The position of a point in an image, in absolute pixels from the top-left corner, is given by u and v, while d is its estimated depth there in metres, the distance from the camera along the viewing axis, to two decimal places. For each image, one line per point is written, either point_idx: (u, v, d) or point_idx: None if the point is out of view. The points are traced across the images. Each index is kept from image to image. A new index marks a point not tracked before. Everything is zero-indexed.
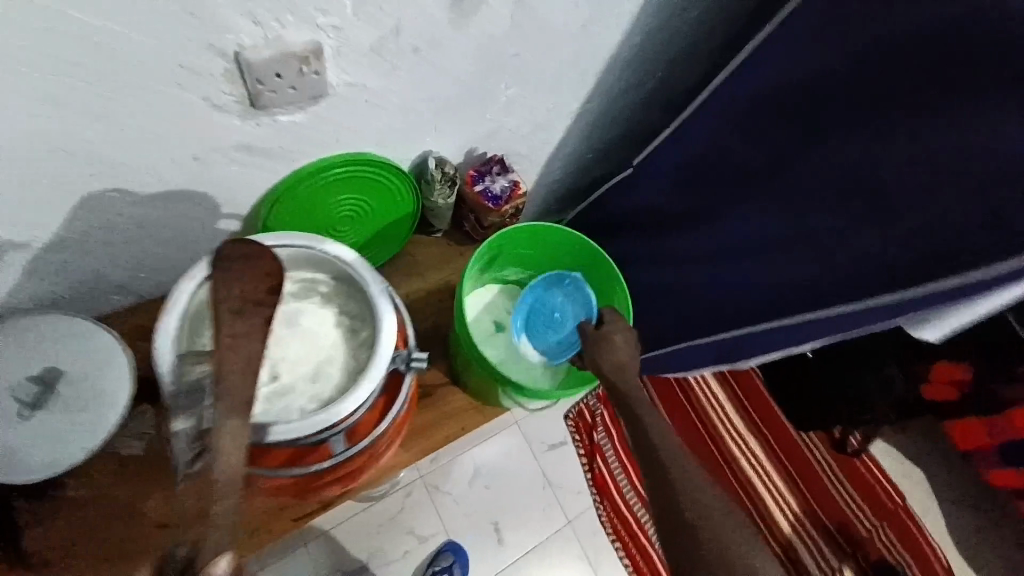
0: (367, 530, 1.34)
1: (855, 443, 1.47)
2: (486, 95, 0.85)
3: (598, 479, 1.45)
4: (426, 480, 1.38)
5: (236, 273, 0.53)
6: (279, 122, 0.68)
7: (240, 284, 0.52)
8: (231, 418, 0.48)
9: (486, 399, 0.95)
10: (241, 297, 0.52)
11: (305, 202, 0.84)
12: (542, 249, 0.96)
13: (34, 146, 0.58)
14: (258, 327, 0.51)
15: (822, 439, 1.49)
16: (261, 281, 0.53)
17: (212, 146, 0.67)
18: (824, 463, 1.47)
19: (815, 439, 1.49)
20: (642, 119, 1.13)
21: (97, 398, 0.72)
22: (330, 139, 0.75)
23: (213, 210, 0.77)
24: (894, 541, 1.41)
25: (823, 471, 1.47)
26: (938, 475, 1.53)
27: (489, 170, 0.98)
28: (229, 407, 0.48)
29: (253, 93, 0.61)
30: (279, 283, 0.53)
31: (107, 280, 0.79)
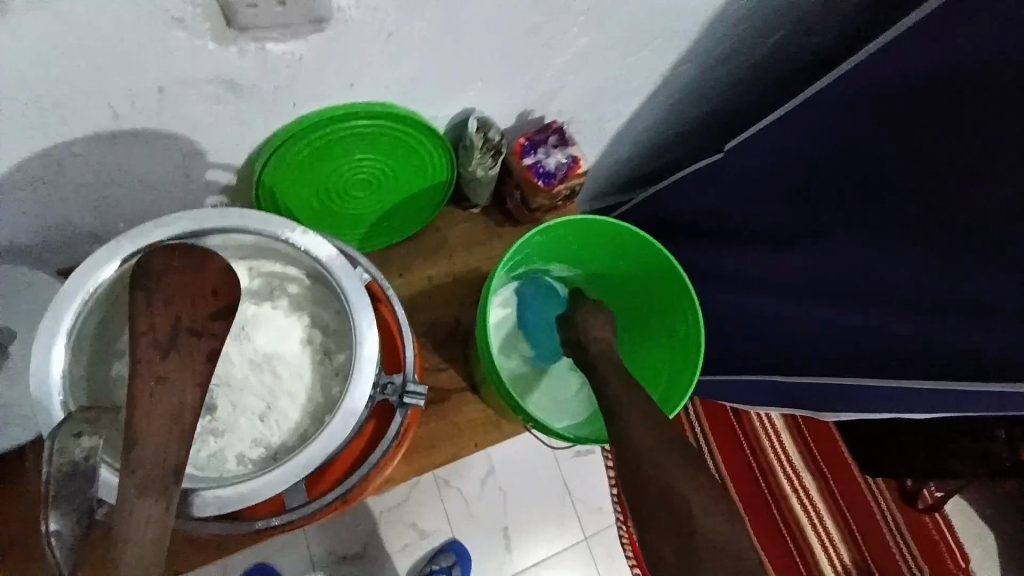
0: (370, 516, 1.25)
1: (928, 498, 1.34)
2: (549, 42, 0.65)
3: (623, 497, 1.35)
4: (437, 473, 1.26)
5: (165, 294, 0.45)
6: (269, 53, 0.51)
7: (172, 306, 0.45)
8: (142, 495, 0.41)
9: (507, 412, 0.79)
10: (175, 324, 0.44)
11: (311, 159, 0.67)
12: (599, 247, 0.76)
13: None
14: (195, 363, 0.45)
15: (890, 487, 1.33)
16: (203, 301, 0.46)
17: (184, 79, 0.51)
18: (886, 513, 1.31)
19: (881, 485, 1.33)
20: (740, 90, 0.90)
21: None
22: (340, 82, 0.58)
23: (196, 157, 0.62)
24: None
25: (883, 522, 1.31)
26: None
27: (542, 139, 0.79)
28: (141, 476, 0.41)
29: (227, 8, 0.45)
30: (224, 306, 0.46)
31: (76, 229, 0.66)
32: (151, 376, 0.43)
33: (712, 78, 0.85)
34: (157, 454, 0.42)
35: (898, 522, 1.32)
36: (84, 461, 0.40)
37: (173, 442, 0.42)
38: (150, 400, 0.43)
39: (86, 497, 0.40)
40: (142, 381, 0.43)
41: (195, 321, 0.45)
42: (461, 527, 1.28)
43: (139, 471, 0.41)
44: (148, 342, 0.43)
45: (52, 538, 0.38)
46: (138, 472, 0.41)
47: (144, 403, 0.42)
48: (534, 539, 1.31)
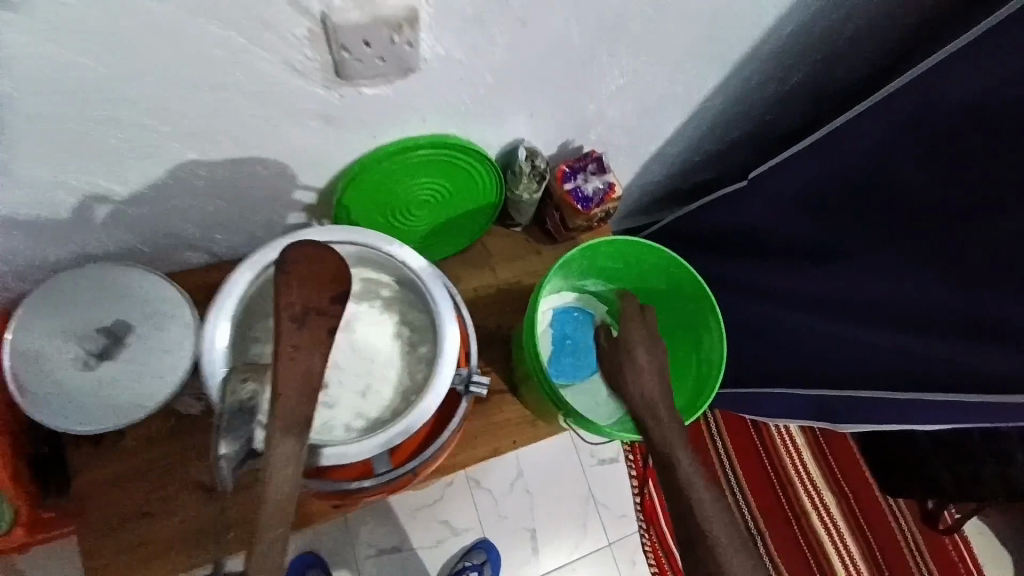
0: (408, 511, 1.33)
1: (949, 521, 1.37)
2: (594, 81, 0.74)
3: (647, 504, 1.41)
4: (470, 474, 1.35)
5: (296, 276, 0.51)
6: (363, 95, 0.61)
7: (304, 288, 0.51)
8: (285, 437, 0.48)
9: (543, 413, 0.88)
10: (304, 305, 0.50)
11: (381, 183, 0.77)
12: (634, 264, 0.84)
13: (119, 97, 0.53)
14: (323, 338, 0.50)
15: (909, 510, 1.36)
16: (325, 286, 0.51)
17: (296, 114, 0.62)
18: (907, 534, 1.34)
19: (902, 508, 1.36)
20: (763, 120, 0.97)
21: (169, 356, 0.73)
22: (416, 117, 0.68)
23: (289, 177, 0.73)
24: None
25: (903, 542, 1.34)
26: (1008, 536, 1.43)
27: (583, 166, 0.87)
28: (284, 425, 0.48)
29: (338, 61, 0.54)
30: (342, 292, 0.52)
31: (180, 236, 0.77)
32: (289, 343, 0.49)
33: (737, 109, 0.92)
34: (291, 409, 0.48)
35: (918, 543, 1.34)
36: (248, 401, 0.55)
37: (302, 401, 0.49)
38: (287, 364, 0.49)
39: (243, 431, 0.54)
40: (281, 348, 0.49)
41: (319, 303, 0.51)
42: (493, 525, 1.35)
43: (281, 422, 0.48)
44: (286, 318, 0.49)
45: (224, 458, 0.53)
46: (281, 420, 0.48)
47: (282, 366, 0.49)
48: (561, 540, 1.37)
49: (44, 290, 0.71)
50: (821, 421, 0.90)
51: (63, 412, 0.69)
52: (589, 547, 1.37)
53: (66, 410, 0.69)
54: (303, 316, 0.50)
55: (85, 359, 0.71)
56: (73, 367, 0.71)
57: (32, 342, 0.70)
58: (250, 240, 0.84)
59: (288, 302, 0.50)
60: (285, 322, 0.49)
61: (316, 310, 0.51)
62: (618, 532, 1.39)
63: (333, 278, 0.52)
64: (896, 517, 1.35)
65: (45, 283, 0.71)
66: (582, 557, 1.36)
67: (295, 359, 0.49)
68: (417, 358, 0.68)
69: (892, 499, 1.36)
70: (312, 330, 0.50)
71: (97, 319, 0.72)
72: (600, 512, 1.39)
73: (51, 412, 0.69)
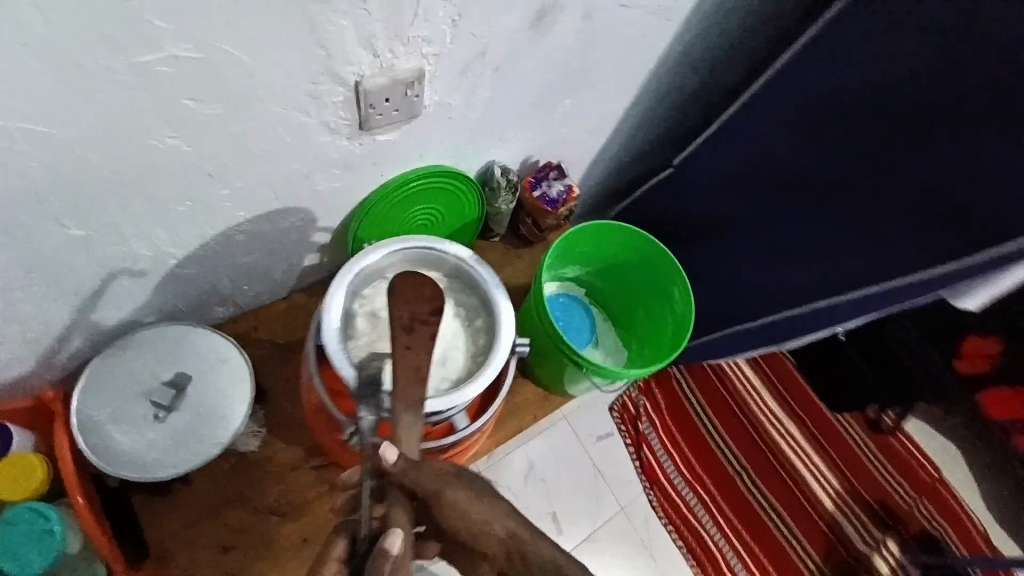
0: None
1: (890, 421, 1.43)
2: (546, 105, 0.91)
3: (649, 468, 1.29)
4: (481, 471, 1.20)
5: (403, 289, 0.52)
6: (378, 141, 0.76)
7: (410, 300, 0.52)
8: (409, 414, 0.52)
9: (556, 382, 1.06)
10: (411, 316, 0.51)
11: (387, 214, 0.91)
12: (606, 245, 1.02)
13: (180, 176, 0.62)
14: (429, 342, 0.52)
15: (857, 419, 1.42)
16: (427, 298, 0.52)
17: (322, 166, 0.75)
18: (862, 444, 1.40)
19: (850, 419, 1.42)
20: (684, 128, 1.18)
21: (233, 397, 0.82)
22: (413, 154, 0.83)
23: (312, 223, 0.85)
24: (932, 512, 1.36)
25: (861, 452, 1.39)
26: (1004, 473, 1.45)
27: (545, 175, 1.05)
28: (406, 405, 0.51)
29: (364, 117, 0.68)
30: (443, 305, 0.52)
31: (214, 291, 0.87)
32: (403, 345, 0.51)
33: (661, 120, 1.12)
34: (410, 397, 0.51)
35: (873, 451, 1.40)
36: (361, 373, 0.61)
37: (417, 391, 0.51)
38: (402, 361, 0.51)
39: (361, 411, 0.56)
40: (397, 348, 0.51)
41: (423, 313, 0.52)
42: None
43: (403, 404, 0.51)
44: (396, 325, 0.51)
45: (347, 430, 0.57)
46: (403, 406, 0.51)
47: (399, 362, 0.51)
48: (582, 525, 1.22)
49: (108, 355, 0.79)
50: (771, 346, 0.96)
51: (142, 463, 0.76)
52: (608, 523, 1.23)
53: (145, 461, 0.76)
54: (409, 324, 0.51)
55: (154, 413, 0.78)
56: (143, 422, 0.78)
57: (102, 408, 0.77)
58: (271, 285, 0.94)
59: (399, 312, 0.51)
60: (396, 330, 0.51)
61: (420, 321, 0.52)
62: (629, 496, 1.26)
63: (436, 294, 0.53)
64: (850, 430, 1.41)
65: (108, 349, 0.79)
66: (603, 533, 1.23)
67: (409, 358, 0.51)
68: (474, 329, 0.78)
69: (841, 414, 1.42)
70: (419, 336, 0.51)
71: (159, 375, 0.80)
72: (609, 484, 1.26)
73: (132, 466, 0.76)
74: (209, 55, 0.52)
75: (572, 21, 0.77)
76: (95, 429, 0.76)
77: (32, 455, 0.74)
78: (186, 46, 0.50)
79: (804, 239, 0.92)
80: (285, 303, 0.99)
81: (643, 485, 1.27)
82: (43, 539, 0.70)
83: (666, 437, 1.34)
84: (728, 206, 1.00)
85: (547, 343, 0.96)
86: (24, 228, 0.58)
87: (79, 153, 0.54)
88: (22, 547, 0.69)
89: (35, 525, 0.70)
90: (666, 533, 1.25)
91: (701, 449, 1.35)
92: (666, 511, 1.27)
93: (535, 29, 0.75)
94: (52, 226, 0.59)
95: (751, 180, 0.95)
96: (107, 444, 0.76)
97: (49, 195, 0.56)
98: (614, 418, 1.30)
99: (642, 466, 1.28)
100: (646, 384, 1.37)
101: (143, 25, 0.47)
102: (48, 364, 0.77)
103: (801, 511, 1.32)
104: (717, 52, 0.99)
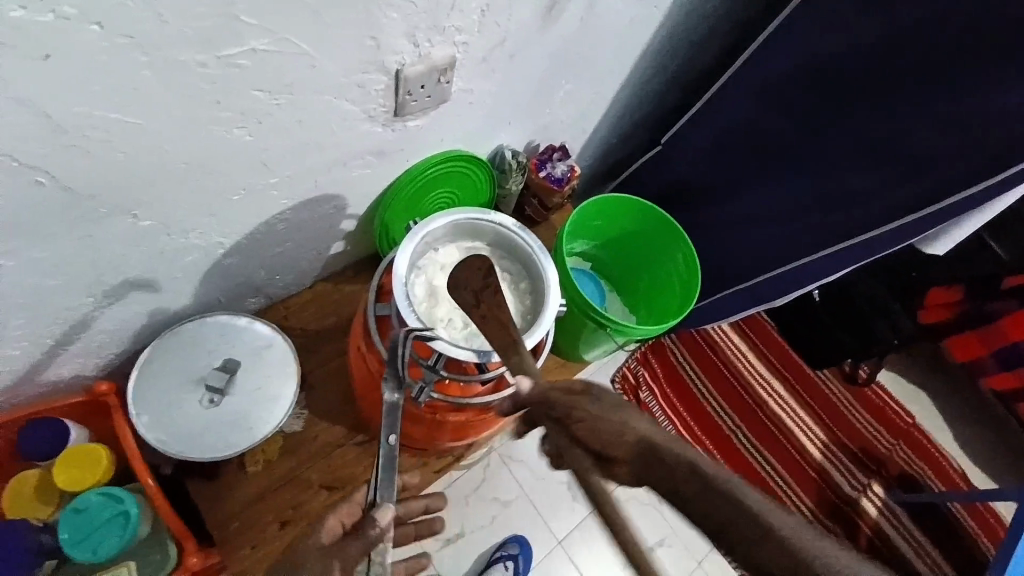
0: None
1: (864, 373, 1.49)
2: (551, 92, 0.97)
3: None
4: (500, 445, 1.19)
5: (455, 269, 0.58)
6: (408, 127, 0.82)
7: (464, 273, 0.58)
8: (513, 356, 0.54)
9: (575, 350, 1.13)
10: (472, 287, 0.57)
11: (410, 200, 0.96)
12: (616, 219, 1.11)
13: (235, 165, 0.68)
14: (499, 300, 0.56)
15: (834, 375, 1.49)
16: (477, 268, 0.57)
17: (356, 153, 0.80)
18: (840, 397, 1.47)
19: (828, 375, 1.49)
20: (675, 109, 1.25)
21: (281, 376, 0.89)
22: (435, 140, 0.88)
23: (343, 211, 0.90)
24: (910, 454, 1.44)
25: (840, 403, 1.47)
26: (981, 420, 1.56)
27: (548, 157, 1.11)
28: (505, 350, 0.54)
29: (401, 103, 0.76)
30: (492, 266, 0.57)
31: (251, 282, 0.90)
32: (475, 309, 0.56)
33: (654, 103, 1.19)
34: (505, 346, 0.54)
35: (850, 401, 1.48)
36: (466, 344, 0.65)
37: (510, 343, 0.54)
38: (484, 324, 0.56)
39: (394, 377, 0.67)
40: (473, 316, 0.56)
41: (479, 280, 0.56)
42: (534, 496, 1.18)
43: (501, 351, 0.54)
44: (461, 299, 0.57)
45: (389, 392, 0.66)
46: (506, 354, 0.54)
47: (485, 325, 0.55)
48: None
49: (159, 346, 0.85)
50: (760, 305, 1.11)
51: (202, 444, 0.82)
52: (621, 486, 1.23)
53: (205, 441, 0.82)
54: (476, 290, 0.56)
55: (209, 398, 0.85)
56: (199, 407, 0.84)
57: (161, 397, 0.83)
58: (302, 275, 0.98)
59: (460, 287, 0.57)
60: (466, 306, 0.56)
61: (484, 287, 0.56)
62: None
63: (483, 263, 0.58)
64: (833, 386, 1.48)
65: (159, 340, 0.85)
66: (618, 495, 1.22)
67: (489, 320, 0.55)
68: (520, 291, 0.86)
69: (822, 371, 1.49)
70: (488, 301, 0.56)
71: (210, 362, 0.86)
72: None
73: (192, 447, 0.82)
74: (281, 48, 0.59)
75: (577, 9, 0.83)
76: (155, 415, 0.82)
77: (96, 444, 0.80)
78: (264, 41, 0.58)
79: (787, 199, 1.02)
80: (313, 292, 1.03)
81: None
82: (117, 516, 0.76)
83: (665, 402, 1.39)
84: (715, 173, 1.11)
85: (572, 310, 1.04)
86: (102, 219, 0.63)
87: (160, 143, 0.60)
88: (96, 528, 0.75)
89: (110, 507, 0.76)
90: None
91: (699, 411, 1.40)
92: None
93: (547, 19, 0.81)
94: (124, 217, 0.65)
95: (738, 149, 1.06)
96: (166, 428, 0.82)
97: (128, 185, 0.62)
98: (617, 389, 1.33)
99: None
100: (644, 355, 1.41)
101: (229, 22, 0.54)
102: (98, 353, 0.81)
103: (794, 463, 1.39)
104: (701, 37, 1.07)
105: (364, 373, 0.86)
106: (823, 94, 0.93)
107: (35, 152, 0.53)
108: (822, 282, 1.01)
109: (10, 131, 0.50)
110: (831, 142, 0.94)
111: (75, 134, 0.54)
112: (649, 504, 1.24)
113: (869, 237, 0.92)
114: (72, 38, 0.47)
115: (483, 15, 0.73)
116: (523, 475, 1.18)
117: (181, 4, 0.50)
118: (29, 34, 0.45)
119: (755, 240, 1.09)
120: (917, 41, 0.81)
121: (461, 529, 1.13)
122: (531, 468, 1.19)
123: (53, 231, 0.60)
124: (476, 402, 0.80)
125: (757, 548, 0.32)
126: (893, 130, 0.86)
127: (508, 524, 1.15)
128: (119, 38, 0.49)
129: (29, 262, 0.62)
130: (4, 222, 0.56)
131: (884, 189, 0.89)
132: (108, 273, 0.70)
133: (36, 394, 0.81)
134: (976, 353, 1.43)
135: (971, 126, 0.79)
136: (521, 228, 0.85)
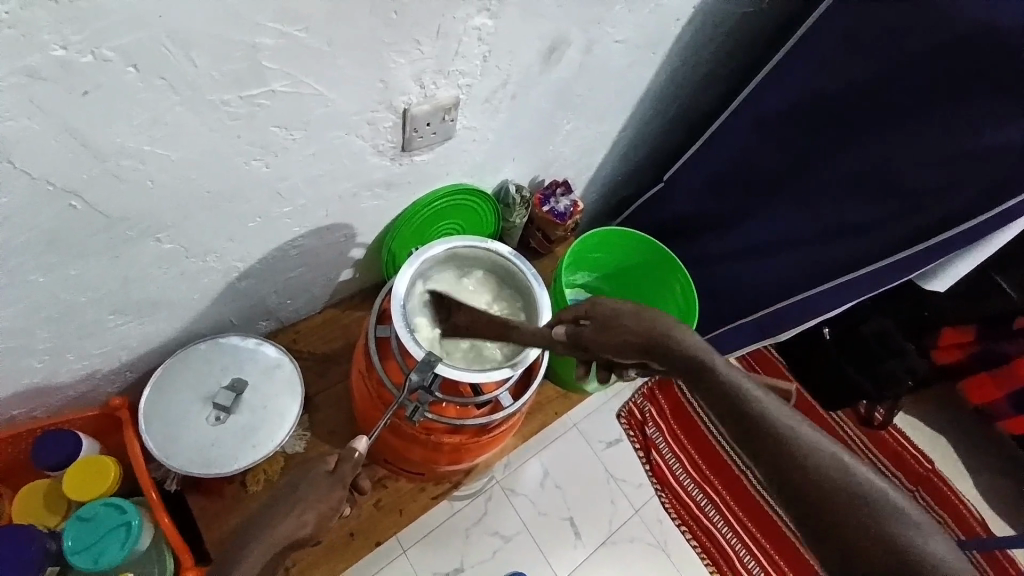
0: (431, 541, 1.11)
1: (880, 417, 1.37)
2: (553, 128, 1.01)
3: (658, 471, 1.27)
4: (503, 478, 1.18)
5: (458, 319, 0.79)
6: (415, 161, 0.87)
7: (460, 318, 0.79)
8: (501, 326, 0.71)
9: (574, 379, 1.16)
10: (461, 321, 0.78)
11: (417, 229, 1.01)
12: (617, 252, 1.16)
13: (255, 193, 0.74)
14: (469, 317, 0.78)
15: (848, 417, 1.43)
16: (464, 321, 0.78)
17: (365, 184, 0.85)
18: (854, 441, 1.41)
19: (842, 417, 1.43)
20: (676, 149, 1.29)
21: (285, 396, 0.92)
22: (441, 174, 0.93)
23: (353, 239, 0.94)
24: (929, 504, 1.37)
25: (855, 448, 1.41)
26: (1008, 466, 1.49)
27: (552, 192, 1.15)
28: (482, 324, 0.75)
29: (408, 139, 0.81)
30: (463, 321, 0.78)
31: (263, 306, 0.95)
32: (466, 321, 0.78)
33: (656, 142, 1.24)
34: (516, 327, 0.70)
35: (865, 445, 1.41)
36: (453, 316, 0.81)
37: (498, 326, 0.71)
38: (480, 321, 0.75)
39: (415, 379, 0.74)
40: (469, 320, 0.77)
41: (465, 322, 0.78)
42: (534, 530, 1.16)
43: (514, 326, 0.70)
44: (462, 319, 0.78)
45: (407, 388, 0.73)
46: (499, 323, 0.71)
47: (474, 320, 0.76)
48: (604, 525, 1.19)
49: (170, 365, 0.88)
50: (763, 338, 1.13)
51: (207, 460, 0.85)
52: (625, 523, 1.21)
53: (210, 457, 0.85)
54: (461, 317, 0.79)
55: (216, 416, 0.88)
56: (207, 425, 0.88)
57: (170, 416, 0.87)
58: (311, 300, 1.02)
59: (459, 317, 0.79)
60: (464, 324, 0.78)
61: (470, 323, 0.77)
62: (642, 498, 1.24)
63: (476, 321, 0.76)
64: (845, 429, 1.42)
65: (171, 360, 0.89)
66: (622, 532, 1.19)
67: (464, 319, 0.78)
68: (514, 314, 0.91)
69: (835, 412, 1.43)
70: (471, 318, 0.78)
71: (219, 382, 0.90)
72: (623, 488, 1.23)
73: (197, 465, 0.85)
74: (300, 89, 0.65)
75: (577, 53, 0.88)
76: (164, 435, 0.85)
77: (106, 455, 0.84)
78: (283, 82, 0.63)
79: (783, 234, 1.04)
80: (322, 318, 1.07)
81: (653, 488, 1.25)
82: (122, 525, 0.79)
83: (674, 440, 1.32)
84: (713, 210, 1.14)
85: None
86: (129, 240, 0.68)
87: (186, 172, 0.65)
88: (101, 535, 0.78)
89: (114, 517, 0.79)
90: (680, 535, 1.22)
91: (707, 450, 1.33)
92: (677, 512, 1.24)
93: (548, 63, 0.86)
94: (150, 240, 0.70)
95: (735, 186, 1.09)
96: (174, 445, 0.85)
97: (154, 211, 0.67)
98: (621, 424, 1.29)
99: (652, 469, 1.27)
100: (651, 389, 1.36)
101: (255, 65, 0.60)
102: (115, 370, 0.85)
103: None
104: (698, 80, 1.13)
105: (362, 394, 0.90)
106: (813, 134, 0.96)
107: (73, 177, 0.58)
108: (821, 318, 1.03)
109: (55, 158, 0.56)
110: (824, 181, 0.97)
111: (110, 162, 0.59)
112: (654, 546, 1.20)
113: (871, 269, 0.94)
114: (112, 76, 0.53)
115: (487, 60, 0.79)
116: (525, 510, 1.17)
117: (214, 50, 0.56)
118: (73, 71, 0.51)
119: (754, 274, 1.11)
120: (902, 84, 0.85)
121: (460, 563, 1.10)
122: (532, 501, 1.18)
123: (83, 249, 0.65)
124: (467, 424, 0.82)
125: (783, 451, 0.42)
126: (882, 169, 0.89)
127: (508, 560, 1.13)
128: (158, 80, 0.55)
129: (59, 279, 0.66)
130: (42, 241, 0.61)
131: (875, 223, 0.92)
132: (131, 291, 0.75)
133: (56, 407, 0.85)
134: (992, 394, 1.37)
135: (959, 162, 0.82)
136: (517, 255, 0.89)
